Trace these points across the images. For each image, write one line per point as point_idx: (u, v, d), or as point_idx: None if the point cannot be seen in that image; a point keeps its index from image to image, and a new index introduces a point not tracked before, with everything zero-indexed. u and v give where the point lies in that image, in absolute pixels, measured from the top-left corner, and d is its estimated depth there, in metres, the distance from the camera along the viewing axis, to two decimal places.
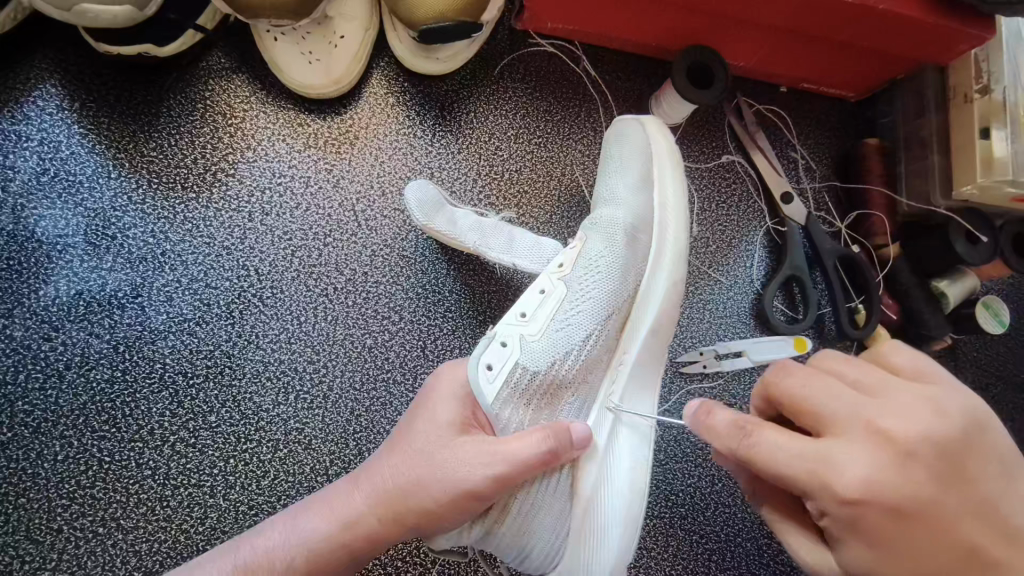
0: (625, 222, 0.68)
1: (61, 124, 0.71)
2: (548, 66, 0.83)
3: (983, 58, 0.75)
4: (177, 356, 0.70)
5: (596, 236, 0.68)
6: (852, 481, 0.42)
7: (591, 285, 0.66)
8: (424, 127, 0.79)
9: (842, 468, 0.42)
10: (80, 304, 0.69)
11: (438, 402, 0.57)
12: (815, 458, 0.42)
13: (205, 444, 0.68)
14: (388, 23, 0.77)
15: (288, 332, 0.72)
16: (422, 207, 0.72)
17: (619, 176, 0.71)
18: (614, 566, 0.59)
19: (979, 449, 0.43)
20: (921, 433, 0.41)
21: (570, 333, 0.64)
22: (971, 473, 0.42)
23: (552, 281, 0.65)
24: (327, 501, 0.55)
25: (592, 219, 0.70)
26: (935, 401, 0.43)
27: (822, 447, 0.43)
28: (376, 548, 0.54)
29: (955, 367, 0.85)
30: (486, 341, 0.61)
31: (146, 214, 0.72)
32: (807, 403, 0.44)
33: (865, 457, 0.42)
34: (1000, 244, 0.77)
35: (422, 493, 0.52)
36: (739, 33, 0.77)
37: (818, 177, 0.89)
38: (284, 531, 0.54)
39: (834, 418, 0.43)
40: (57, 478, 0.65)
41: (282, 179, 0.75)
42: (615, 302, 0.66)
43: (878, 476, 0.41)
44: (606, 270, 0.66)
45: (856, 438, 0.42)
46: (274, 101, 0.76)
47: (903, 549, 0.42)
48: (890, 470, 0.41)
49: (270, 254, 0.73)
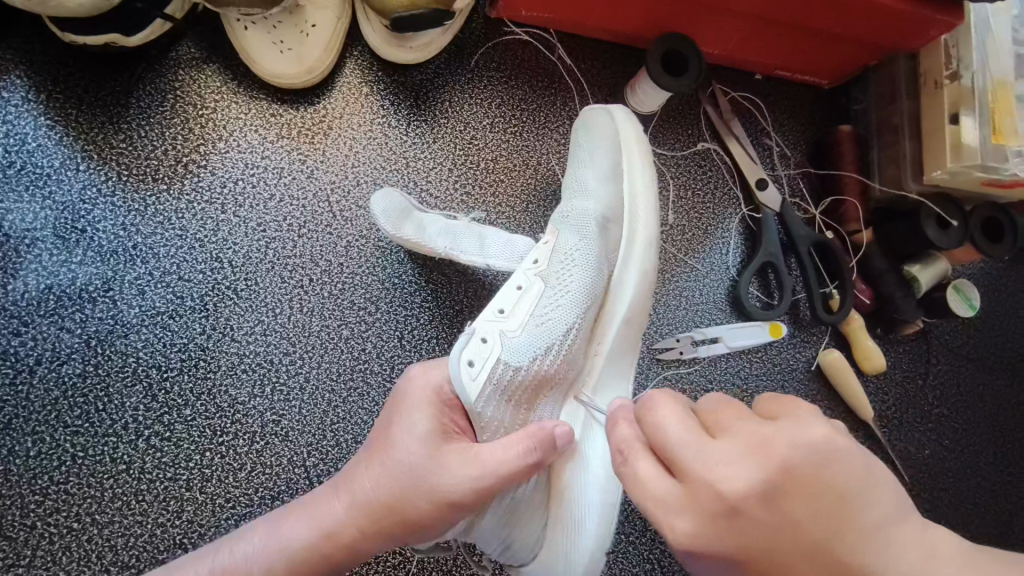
0: (597, 212, 0.68)
1: (28, 115, 0.70)
2: (523, 54, 0.83)
3: (953, 45, 0.76)
4: (151, 350, 0.69)
5: (568, 229, 0.68)
6: (683, 533, 0.41)
7: (569, 278, 0.66)
8: (399, 117, 0.79)
9: (672, 518, 0.41)
10: (51, 298, 0.68)
11: (416, 407, 0.55)
12: (655, 503, 0.42)
13: (181, 437, 0.68)
14: (361, 11, 0.77)
15: (264, 324, 0.72)
16: (389, 218, 0.72)
17: (590, 166, 0.71)
18: (594, 547, 0.60)
19: (812, 493, 0.39)
20: (747, 481, 0.39)
21: (549, 327, 0.64)
22: (805, 523, 0.39)
23: (528, 277, 0.66)
24: (306, 510, 0.54)
25: (562, 211, 0.70)
26: (774, 442, 0.40)
27: (663, 493, 0.42)
28: (356, 556, 0.54)
29: (927, 350, 0.86)
30: (467, 337, 0.61)
31: (117, 207, 0.71)
32: (658, 442, 0.43)
33: (692, 509, 0.40)
34: (970, 228, 0.78)
35: (410, 502, 0.52)
36: (713, 20, 0.78)
37: (792, 164, 0.89)
38: (260, 542, 0.53)
39: (679, 462, 0.42)
40: (29, 474, 0.65)
41: (255, 170, 0.74)
42: (593, 294, 0.66)
43: (706, 528, 0.40)
44: (582, 263, 0.66)
45: (691, 487, 0.41)
46: (246, 91, 0.75)
47: None
48: (717, 521, 0.40)
49: (244, 246, 0.73)
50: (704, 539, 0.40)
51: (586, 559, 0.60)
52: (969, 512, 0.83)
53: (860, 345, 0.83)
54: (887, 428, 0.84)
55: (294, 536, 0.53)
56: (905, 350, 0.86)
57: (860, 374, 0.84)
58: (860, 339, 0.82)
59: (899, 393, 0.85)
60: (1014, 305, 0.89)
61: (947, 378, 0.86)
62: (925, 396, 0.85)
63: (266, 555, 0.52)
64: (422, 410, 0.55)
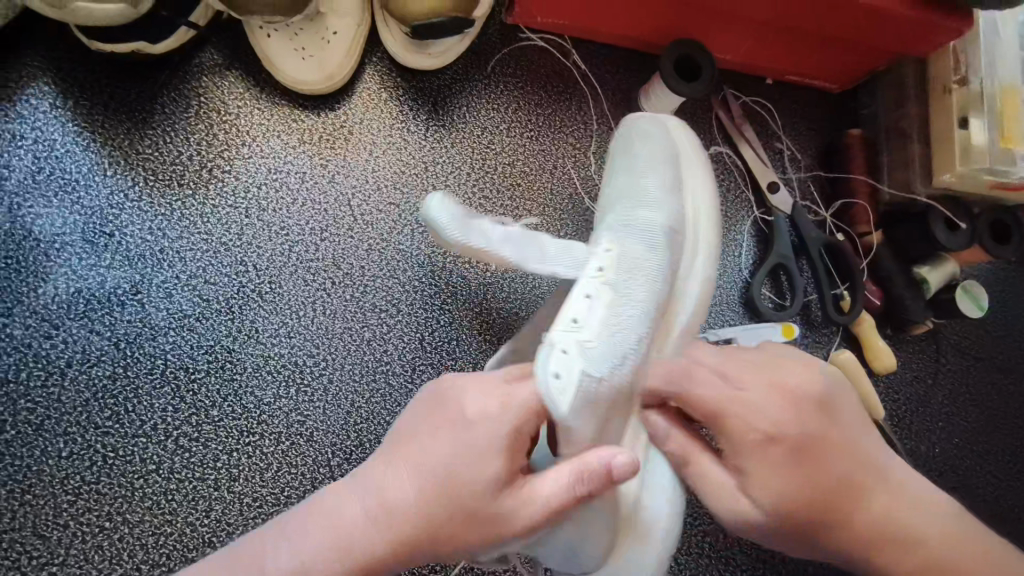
0: (662, 222, 0.63)
1: (56, 122, 0.72)
2: (537, 60, 0.84)
3: (961, 49, 0.78)
4: (178, 352, 0.71)
5: (635, 235, 0.62)
6: (763, 419, 0.54)
7: (638, 285, 0.60)
8: (418, 122, 0.80)
9: (756, 409, 0.54)
10: (80, 301, 0.70)
11: (482, 420, 0.50)
12: (737, 402, 0.55)
13: (209, 438, 0.69)
14: (381, 19, 0.78)
15: (288, 326, 0.73)
16: (453, 226, 0.64)
17: (648, 175, 0.66)
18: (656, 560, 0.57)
19: (838, 400, 0.57)
20: (803, 383, 0.56)
21: (625, 339, 0.58)
22: (839, 417, 0.56)
23: (597, 283, 0.60)
24: (332, 518, 0.48)
25: (618, 216, 0.64)
26: (809, 364, 0.58)
27: (743, 394, 0.55)
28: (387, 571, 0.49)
29: (937, 350, 0.88)
30: (548, 348, 0.55)
31: (144, 211, 0.72)
32: (724, 366, 0.57)
33: (770, 404, 0.54)
34: (977, 229, 0.80)
35: (456, 526, 0.48)
36: (726, 26, 0.79)
37: (802, 167, 0.90)
38: (277, 554, 0.47)
39: (747, 375, 0.56)
40: (61, 474, 0.66)
41: (278, 175, 0.76)
42: (661, 304, 0.61)
43: (780, 416, 0.54)
44: (652, 272, 0.61)
45: (761, 388, 0.55)
46: (268, 97, 0.77)
47: (803, 481, 0.53)
48: (787, 410, 0.54)
49: (267, 249, 0.74)
50: (781, 424, 0.54)
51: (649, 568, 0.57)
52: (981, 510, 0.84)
53: (872, 344, 0.84)
54: (899, 426, 0.85)
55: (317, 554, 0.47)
56: (914, 350, 0.87)
57: (871, 374, 0.85)
58: (870, 339, 0.84)
59: (909, 391, 0.86)
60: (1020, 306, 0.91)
61: (956, 378, 0.87)
62: (936, 395, 0.86)
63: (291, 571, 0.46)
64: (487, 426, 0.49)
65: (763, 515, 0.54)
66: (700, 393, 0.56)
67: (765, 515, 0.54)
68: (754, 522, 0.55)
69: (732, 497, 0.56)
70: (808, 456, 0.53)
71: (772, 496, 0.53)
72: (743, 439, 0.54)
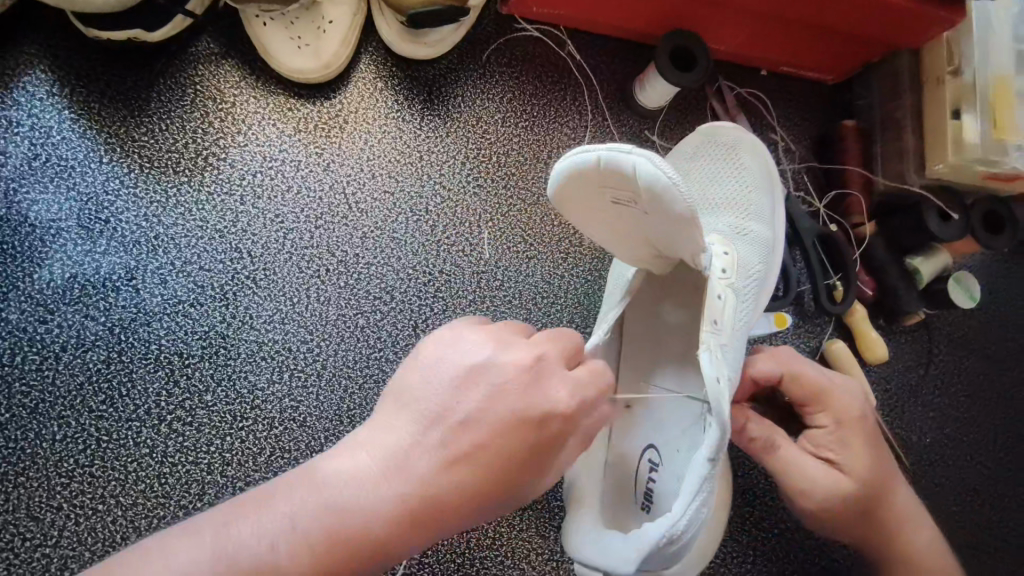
0: (767, 234, 0.70)
1: (52, 109, 0.72)
2: (533, 50, 0.85)
3: (955, 40, 0.78)
4: (172, 337, 0.71)
5: (744, 244, 0.69)
6: (855, 401, 0.65)
7: (750, 291, 0.66)
8: (413, 112, 0.80)
9: (846, 393, 0.65)
10: (75, 287, 0.70)
11: (534, 387, 0.44)
12: (826, 386, 0.65)
13: (202, 422, 0.70)
14: (376, 9, 0.79)
15: (282, 312, 0.73)
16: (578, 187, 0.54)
17: (761, 193, 0.72)
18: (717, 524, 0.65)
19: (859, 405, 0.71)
20: (858, 384, 0.68)
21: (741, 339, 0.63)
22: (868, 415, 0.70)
23: (723, 285, 0.61)
24: (330, 489, 0.42)
25: (728, 224, 0.71)
26: None
27: (830, 382, 0.65)
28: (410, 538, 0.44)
29: (928, 341, 0.88)
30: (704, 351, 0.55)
31: (139, 198, 0.73)
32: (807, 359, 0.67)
33: (853, 387, 0.67)
34: (971, 221, 0.80)
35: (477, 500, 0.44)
36: (720, 17, 0.80)
37: (797, 158, 0.90)
38: (259, 528, 0.41)
39: (832, 372, 0.67)
40: (56, 457, 0.66)
41: (273, 163, 0.76)
42: (759, 307, 0.68)
43: (863, 402, 0.66)
44: (759, 278, 0.68)
45: (847, 380, 0.67)
46: (264, 86, 0.77)
47: (880, 459, 0.64)
48: (863, 401, 0.66)
49: (262, 236, 0.74)
50: (862, 407, 0.65)
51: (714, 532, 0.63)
52: (975, 498, 0.84)
53: (864, 334, 0.84)
54: (890, 416, 0.85)
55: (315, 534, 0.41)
56: (906, 340, 0.87)
57: (863, 364, 0.86)
58: (862, 329, 0.84)
59: (901, 381, 0.86)
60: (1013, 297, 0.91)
61: (948, 368, 0.88)
62: (927, 385, 0.87)
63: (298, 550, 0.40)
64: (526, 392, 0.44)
65: (838, 487, 0.62)
66: (811, 373, 0.65)
67: (851, 492, 0.63)
68: (838, 495, 0.63)
69: (820, 476, 0.63)
70: (880, 441, 0.65)
71: (858, 472, 0.63)
72: (846, 417, 0.64)
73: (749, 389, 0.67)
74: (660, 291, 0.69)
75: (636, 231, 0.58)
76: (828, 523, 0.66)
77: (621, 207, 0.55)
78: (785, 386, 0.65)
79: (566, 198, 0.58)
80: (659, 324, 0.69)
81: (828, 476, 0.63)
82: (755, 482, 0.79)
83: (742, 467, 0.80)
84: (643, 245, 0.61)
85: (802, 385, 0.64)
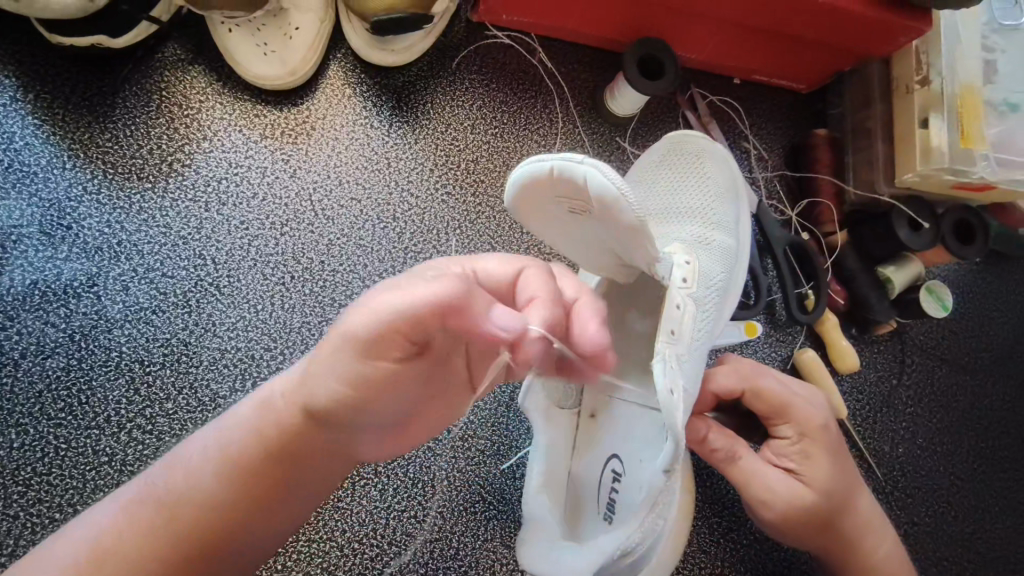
0: (730, 245, 0.71)
1: (16, 114, 0.72)
2: (503, 58, 0.85)
3: (923, 49, 0.78)
4: (133, 344, 0.71)
5: (707, 255, 0.69)
6: (819, 415, 0.64)
7: (710, 303, 0.66)
8: (382, 118, 0.80)
9: (810, 407, 0.64)
10: (36, 293, 0.70)
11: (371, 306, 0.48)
12: (789, 398, 0.64)
13: (163, 430, 0.69)
14: (344, 16, 0.79)
15: (245, 320, 0.73)
16: (530, 196, 0.55)
17: (723, 202, 0.73)
18: (674, 533, 0.64)
19: None
20: (820, 397, 0.67)
21: (699, 350, 0.63)
22: None
23: (682, 296, 0.61)
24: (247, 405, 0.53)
25: (694, 235, 0.71)
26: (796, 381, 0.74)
27: (793, 393, 0.64)
28: (294, 445, 0.50)
29: (902, 350, 0.87)
30: (662, 362, 0.55)
31: (102, 204, 0.73)
32: (770, 372, 0.66)
33: (816, 400, 0.66)
34: (941, 230, 0.79)
35: (322, 391, 0.47)
36: (690, 25, 0.80)
37: (770, 167, 0.90)
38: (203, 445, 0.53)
39: (796, 386, 0.66)
40: (13, 465, 0.66)
41: (238, 169, 0.76)
42: (718, 318, 0.68)
43: (827, 416, 0.65)
44: (719, 288, 0.68)
45: (811, 393, 0.67)
46: (231, 92, 0.77)
47: (840, 473, 0.63)
48: (826, 414, 0.66)
49: (226, 243, 0.74)
50: (827, 422, 0.65)
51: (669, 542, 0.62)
52: (950, 510, 0.83)
53: (835, 344, 0.84)
54: (863, 425, 0.84)
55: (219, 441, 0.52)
56: (879, 350, 0.87)
57: (835, 373, 0.85)
58: (832, 339, 0.84)
59: (874, 391, 0.86)
60: (987, 307, 0.90)
61: (922, 378, 0.87)
62: (901, 395, 0.86)
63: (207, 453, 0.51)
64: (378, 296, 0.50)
65: (798, 500, 0.62)
66: (773, 386, 0.64)
67: (811, 504, 0.62)
68: (797, 506, 0.62)
69: (782, 491, 0.62)
70: (841, 455, 0.64)
71: (818, 483, 0.62)
72: (809, 427, 0.63)
73: (710, 403, 0.67)
74: (623, 298, 0.66)
75: (593, 240, 0.59)
76: (789, 534, 0.65)
77: (576, 217, 0.56)
78: (748, 398, 0.65)
79: (523, 209, 0.58)
80: (625, 333, 0.67)
81: (789, 489, 0.62)
82: (725, 493, 0.78)
83: (711, 477, 0.79)
84: (604, 254, 0.61)
85: (764, 396, 0.64)
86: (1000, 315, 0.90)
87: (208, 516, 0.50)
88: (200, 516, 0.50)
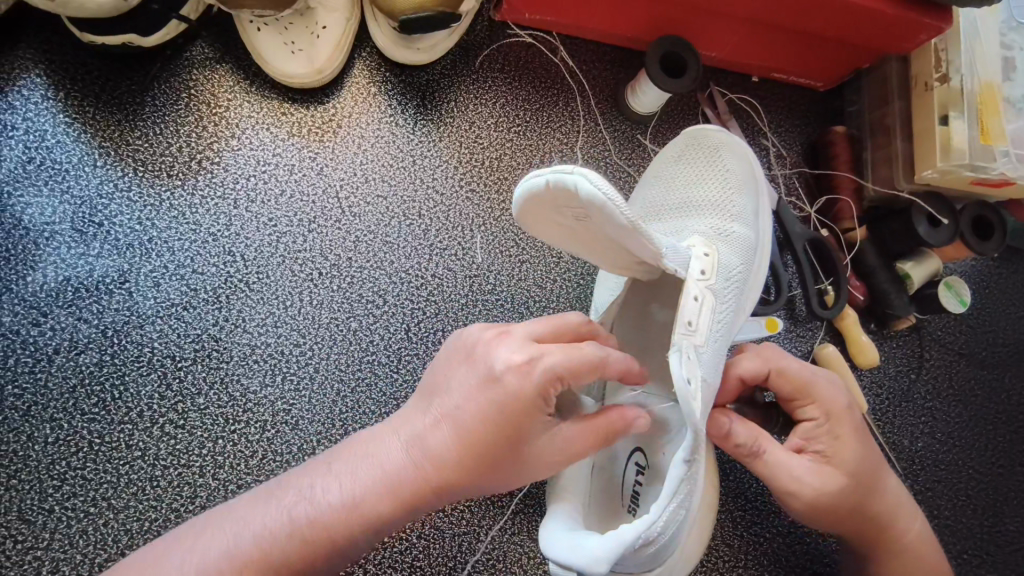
0: (748, 240, 0.71)
1: (47, 113, 0.73)
2: (526, 56, 0.85)
3: (942, 48, 0.79)
4: (165, 341, 0.71)
5: (727, 248, 0.69)
6: (841, 396, 0.64)
7: (729, 295, 0.66)
8: (406, 116, 0.81)
9: (831, 388, 0.64)
10: (68, 289, 0.71)
11: (500, 349, 0.49)
12: (811, 380, 0.64)
13: (194, 425, 0.69)
14: (369, 14, 0.79)
15: (275, 316, 0.73)
16: (535, 208, 0.55)
17: (741, 196, 0.73)
18: (693, 528, 0.63)
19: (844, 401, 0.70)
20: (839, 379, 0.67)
21: (720, 341, 0.63)
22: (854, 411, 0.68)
23: (700, 287, 0.61)
24: (359, 459, 0.53)
25: (710, 225, 0.71)
26: None
27: (814, 373, 0.64)
28: (411, 510, 0.51)
29: (920, 345, 0.88)
30: (677, 355, 0.55)
31: (133, 201, 0.74)
32: (788, 355, 0.66)
33: (837, 381, 0.66)
34: (960, 226, 0.80)
35: (465, 449, 0.49)
36: (712, 24, 0.81)
37: (788, 164, 0.91)
38: (311, 488, 0.52)
39: (815, 368, 0.66)
40: (48, 459, 0.66)
41: (266, 167, 0.77)
42: (737, 310, 0.69)
43: (848, 396, 0.65)
44: (738, 282, 0.68)
45: (830, 374, 0.66)
46: (258, 91, 0.78)
47: (865, 452, 0.63)
48: (846, 394, 0.65)
49: (255, 240, 0.75)
50: (849, 403, 0.64)
51: (689, 535, 0.62)
52: (969, 503, 0.84)
53: (855, 340, 0.85)
54: (882, 420, 0.85)
55: (329, 491, 0.51)
56: (896, 345, 0.88)
57: (854, 367, 0.86)
58: (853, 335, 0.85)
59: (893, 385, 0.86)
60: (1003, 302, 0.91)
61: (940, 373, 0.88)
62: (919, 389, 0.87)
63: (325, 512, 0.50)
64: (481, 386, 0.49)
65: (826, 485, 0.62)
66: (796, 367, 0.64)
67: (830, 492, 0.62)
68: (825, 489, 0.62)
69: (812, 479, 0.62)
70: (865, 434, 0.64)
71: (838, 472, 0.62)
72: (834, 408, 0.63)
73: (736, 389, 0.67)
74: (646, 294, 0.68)
75: (604, 243, 0.58)
76: (821, 521, 0.65)
77: (580, 224, 0.56)
78: (773, 382, 0.66)
79: (533, 222, 0.59)
80: (650, 324, 0.68)
81: (817, 475, 0.62)
82: (748, 486, 0.79)
83: (734, 471, 0.80)
84: (616, 255, 0.60)
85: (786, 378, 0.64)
86: (1016, 310, 0.91)
87: (308, 553, 0.50)
88: (301, 551, 0.49)
